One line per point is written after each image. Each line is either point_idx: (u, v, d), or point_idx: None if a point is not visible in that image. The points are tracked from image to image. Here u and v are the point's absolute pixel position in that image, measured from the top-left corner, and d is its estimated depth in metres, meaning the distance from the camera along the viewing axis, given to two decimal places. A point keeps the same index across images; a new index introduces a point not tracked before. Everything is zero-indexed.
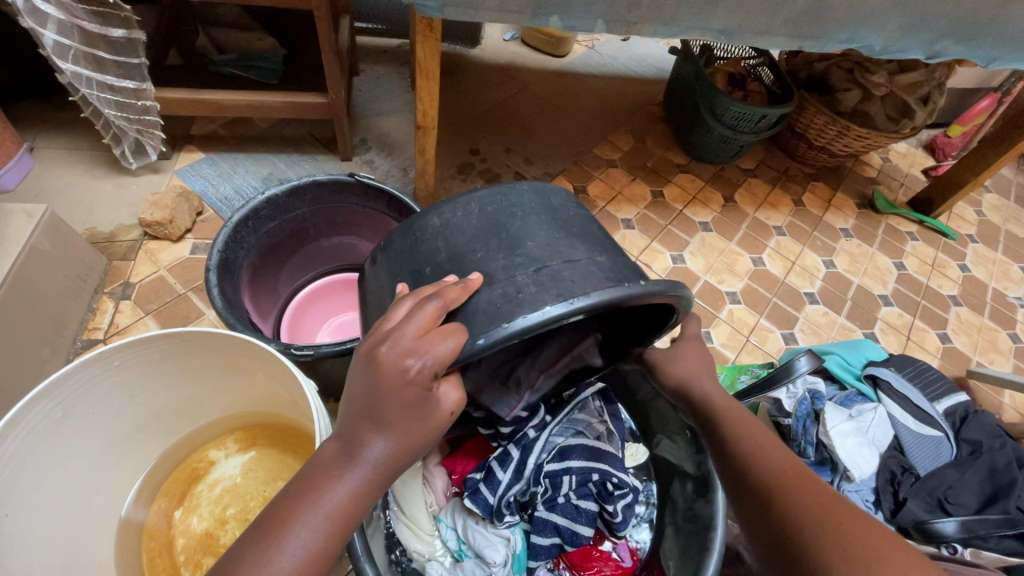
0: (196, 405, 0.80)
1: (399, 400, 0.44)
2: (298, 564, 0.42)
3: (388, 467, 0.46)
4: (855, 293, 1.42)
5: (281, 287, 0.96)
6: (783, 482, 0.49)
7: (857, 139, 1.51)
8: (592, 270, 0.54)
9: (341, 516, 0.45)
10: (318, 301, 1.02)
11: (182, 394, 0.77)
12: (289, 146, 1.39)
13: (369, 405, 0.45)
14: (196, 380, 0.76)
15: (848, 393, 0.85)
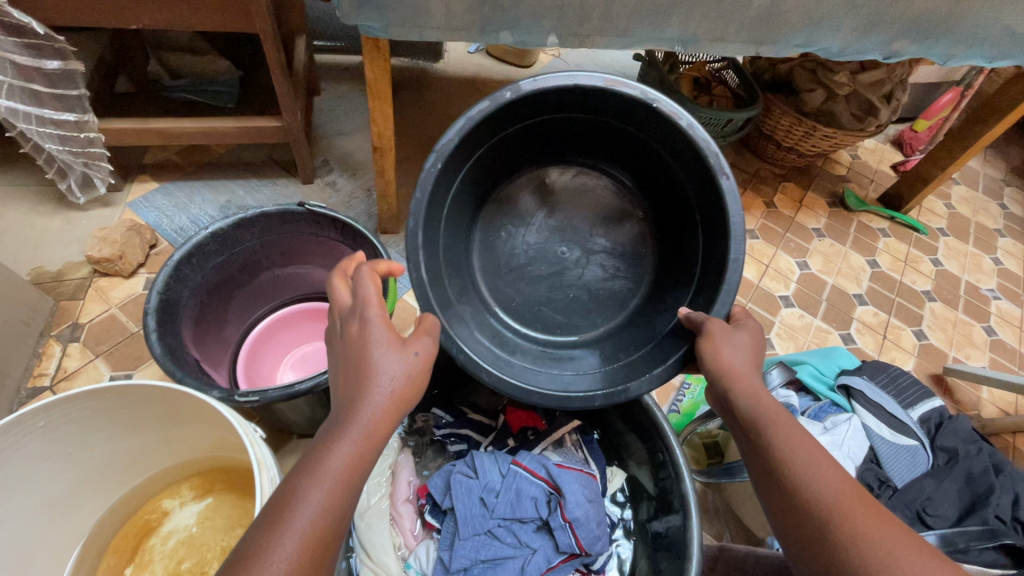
0: (143, 456, 0.76)
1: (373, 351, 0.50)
2: (307, 532, 0.41)
3: (383, 420, 0.48)
4: (829, 294, 1.41)
5: (229, 332, 0.92)
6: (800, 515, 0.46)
7: (824, 138, 1.51)
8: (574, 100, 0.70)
9: (344, 479, 0.44)
10: (270, 342, 0.99)
11: (124, 447, 0.73)
12: (247, 171, 1.36)
13: (347, 372, 0.50)
14: (138, 431, 0.72)
15: (822, 405, 0.84)
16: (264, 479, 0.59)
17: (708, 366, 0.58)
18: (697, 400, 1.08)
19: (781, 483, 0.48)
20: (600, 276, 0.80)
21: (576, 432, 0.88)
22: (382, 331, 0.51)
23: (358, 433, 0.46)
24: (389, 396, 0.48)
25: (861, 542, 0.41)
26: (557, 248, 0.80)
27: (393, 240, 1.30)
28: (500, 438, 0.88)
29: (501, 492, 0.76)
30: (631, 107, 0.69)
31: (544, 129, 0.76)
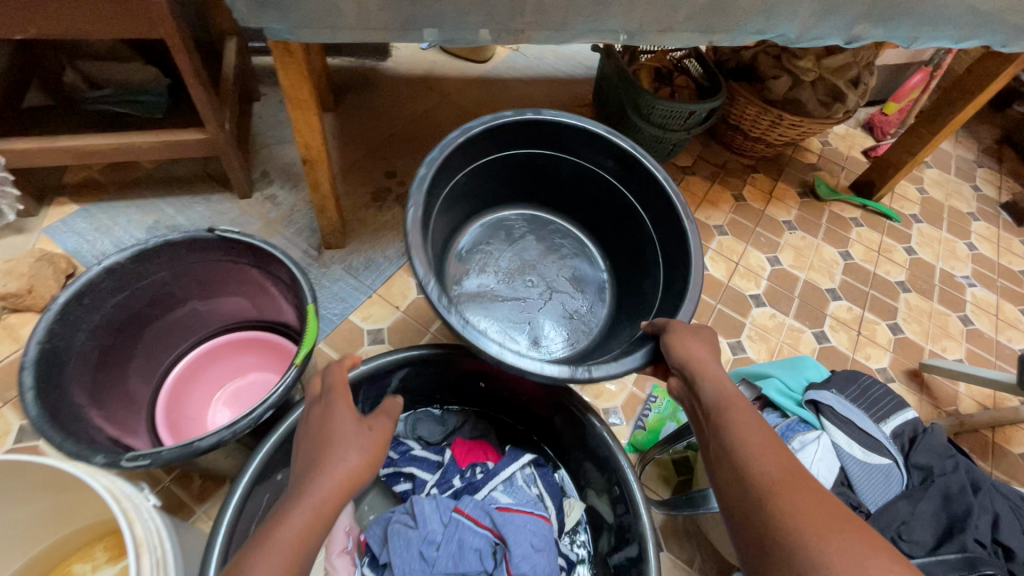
0: (45, 524, 0.69)
1: (335, 425, 0.53)
2: None
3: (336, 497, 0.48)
4: (802, 290, 1.35)
5: (138, 396, 0.83)
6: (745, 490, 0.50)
7: (791, 127, 1.45)
8: (566, 163, 1.04)
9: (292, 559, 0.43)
10: (190, 394, 0.90)
11: (18, 515, 0.66)
12: (178, 187, 1.26)
13: (305, 454, 0.52)
14: (33, 498, 0.65)
15: (790, 423, 0.78)
16: (144, 562, 0.51)
17: (674, 354, 0.66)
18: (663, 416, 1.03)
19: (734, 466, 0.52)
20: (559, 308, 1.07)
21: (528, 465, 0.84)
22: (345, 410, 0.56)
23: (314, 503, 0.46)
24: (345, 467, 0.50)
25: (797, 526, 0.45)
26: (522, 279, 1.09)
27: (339, 256, 1.21)
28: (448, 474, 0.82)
29: (442, 545, 0.70)
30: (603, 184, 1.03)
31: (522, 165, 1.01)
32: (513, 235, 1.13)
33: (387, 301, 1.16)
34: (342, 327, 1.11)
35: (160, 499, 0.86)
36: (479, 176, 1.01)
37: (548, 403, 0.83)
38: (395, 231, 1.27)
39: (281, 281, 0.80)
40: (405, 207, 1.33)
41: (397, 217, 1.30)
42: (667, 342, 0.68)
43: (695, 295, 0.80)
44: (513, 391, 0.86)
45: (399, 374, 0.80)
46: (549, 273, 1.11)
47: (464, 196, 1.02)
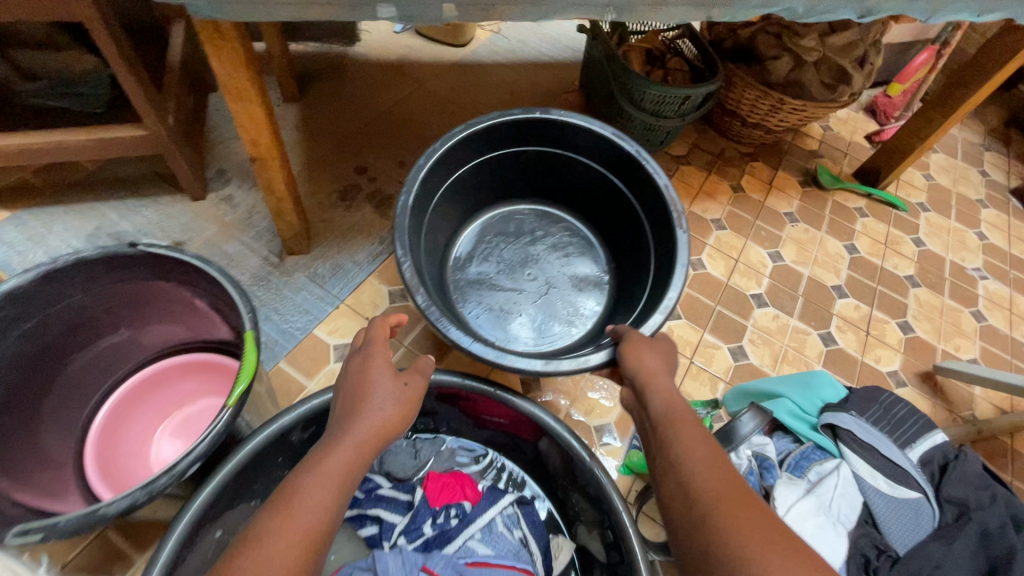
0: None
1: (369, 384, 0.58)
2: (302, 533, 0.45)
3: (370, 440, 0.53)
4: (806, 288, 1.26)
5: (59, 446, 0.72)
6: (687, 504, 0.47)
7: (793, 112, 1.35)
8: (574, 162, 0.98)
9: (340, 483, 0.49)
10: (127, 428, 0.80)
11: None
12: (122, 190, 1.13)
13: (349, 395, 0.58)
14: None
15: (805, 450, 0.69)
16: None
17: (628, 366, 0.62)
18: None
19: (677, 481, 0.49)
20: (557, 304, 0.96)
21: (512, 503, 0.74)
22: (383, 364, 0.61)
23: (350, 447, 0.52)
24: (377, 419, 0.54)
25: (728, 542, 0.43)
26: (521, 272, 0.99)
27: (303, 262, 1.10)
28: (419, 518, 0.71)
29: None
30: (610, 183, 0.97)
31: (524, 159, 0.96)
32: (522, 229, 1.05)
33: (357, 311, 1.05)
34: (306, 343, 1.00)
35: (94, 549, 0.76)
36: (488, 169, 0.97)
37: (530, 430, 0.74)
38: (365, 233, 1.16)
39: (219, 302, 0.69)
40: (377, 206, 1.21)
41: (367, 217, 1.19)
42: (621, 352, 0.64)
43: (672, 300, 0.73)
44: (492, 417, 0.77)
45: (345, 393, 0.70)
46: (549, 268, 1.00)
47: (470, 187, 0.97)
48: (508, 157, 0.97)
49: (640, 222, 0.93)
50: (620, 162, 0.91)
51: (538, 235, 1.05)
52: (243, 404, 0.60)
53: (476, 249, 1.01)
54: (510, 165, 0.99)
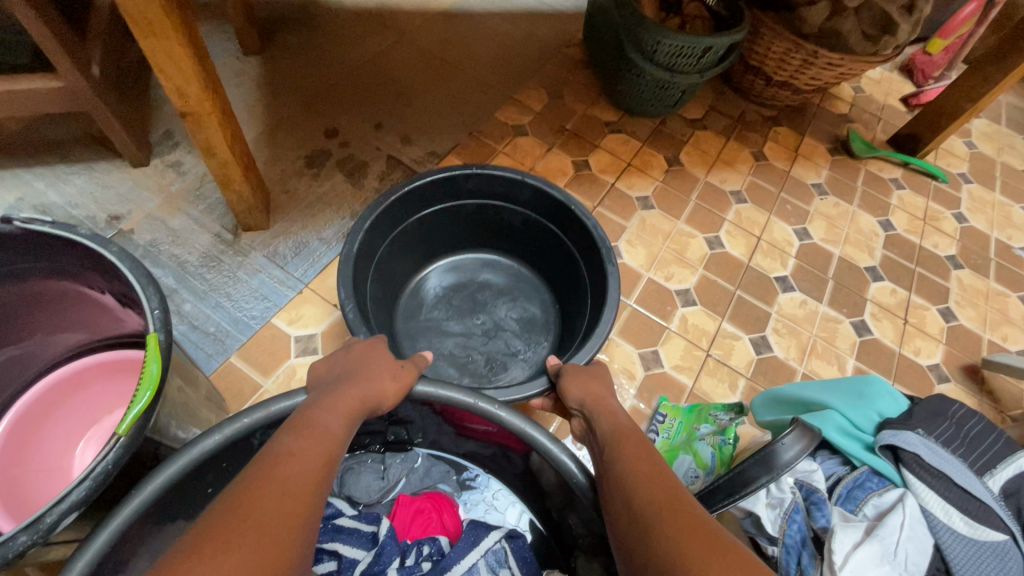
0: None
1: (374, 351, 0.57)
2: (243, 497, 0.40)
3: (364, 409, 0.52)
4: (837, 270, 1.12)
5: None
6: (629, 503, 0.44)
7: (827, 68, 1.19)
8: (522, 214, 0.89)
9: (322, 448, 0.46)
10: (38, 441, 0.67)
11: None
12: (50, 154, 0.98)
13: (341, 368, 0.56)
14: None
15: (860, 476, 0.55)
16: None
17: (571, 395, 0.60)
18: (676, 443, 0.78)
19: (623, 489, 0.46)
20: (504, 349, 0.89)
21: (500, 536, 0.61)
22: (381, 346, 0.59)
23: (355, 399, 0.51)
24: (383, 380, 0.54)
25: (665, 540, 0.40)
26: (469, 317, 0.92)
27: (262, 239, 0.95)
28: (387, 555, 0.58)
29: None
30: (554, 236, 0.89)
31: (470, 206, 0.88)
32: (472, 279, 0.97)
33: (323, 297, 0.91)
34: (262, 334, 0.86)
35: None
36: (432, 221, 0.88)
37: (522, 450, 0.61)
38: (334, 205, 1.01)
39: (127, 294, 0.55)
40: (349, 174, 1.06)
41: (338, 187, 1.03)
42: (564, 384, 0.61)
43: (603, 333, 0.68)
44: (475, 431, 0.63)
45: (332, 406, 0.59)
46: (497, 311, 0.94)
47: (415, 240, 0.88)
48: (447, 211, 0.88)
49: (581, 269, 0.86)
50: (561, 210, 0.83)
51: (485, 279, 0.96)
52: (141, 429, 0.46)
53: (424, 299, 0.93)
54: (455, 215, 0.89)
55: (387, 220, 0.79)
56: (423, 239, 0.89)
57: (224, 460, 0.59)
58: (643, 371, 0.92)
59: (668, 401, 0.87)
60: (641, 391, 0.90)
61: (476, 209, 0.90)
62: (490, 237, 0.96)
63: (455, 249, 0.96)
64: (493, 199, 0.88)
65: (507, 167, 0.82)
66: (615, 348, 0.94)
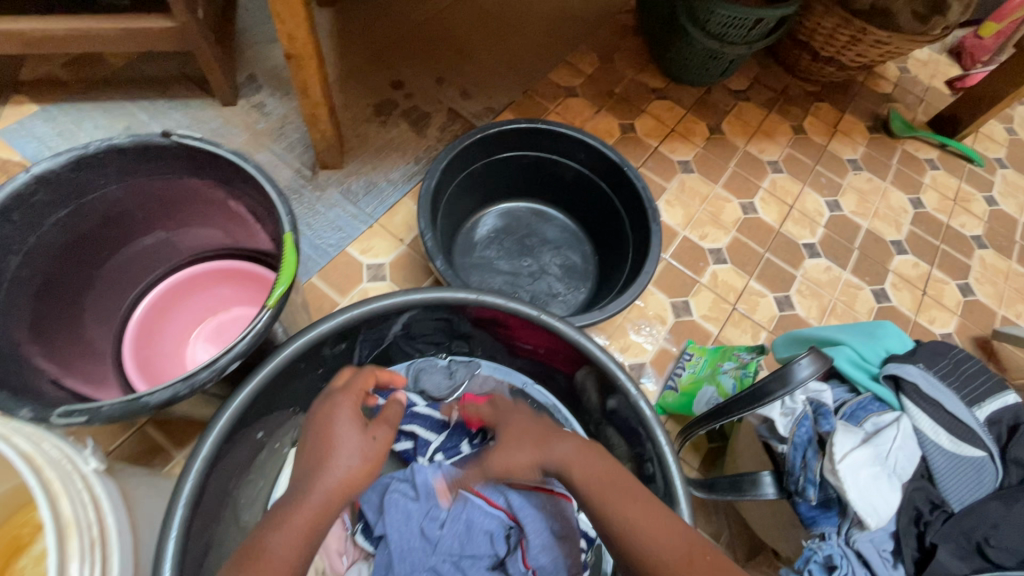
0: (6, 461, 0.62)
1: (336, 429, 0.50)
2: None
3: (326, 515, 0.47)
4: (863, 241, 1.18)
5: (99, 335, 0.72)
6: None
7: (874, 46, 1.22)
8: (573, 171, 0.98)
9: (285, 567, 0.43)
10: (162, 329, 0.79)
11: None
12: (150, 90, 1.08)
13: (306, 450, 0.50)
14: None
15: (863, 400, 0.64)
16: (70, 545, 0.42)
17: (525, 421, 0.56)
18: (700, 377, 0.88)
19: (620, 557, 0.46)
20: (546, 290, 0.99)
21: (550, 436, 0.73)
22: (349, 415, 0.51)
23: (316, 506, 0.46)
24: (349, 470, 0.48)
25: None
26: (516, 260, 1.02)
27: (337, 177, 1.05)
28: (456, 432, 0.72)
29: (446, 523, 0.63)
30: (601, 195, 0.98)
31: (528, 158, 0.97)
32: (522, 227, 1.05)
33: (391, 232, 1.01)
34: (338, 260, 0.97)
35: (133, 444, 0.76)
36: (493, 169, 0.97)
37: (569, 360, 0.70)
38: (400, 151, 1.10)
39: (256, 204, 0.66)
40: (413, 124, 1.14)
41: (403, 135, 1.12)
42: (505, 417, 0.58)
43: (643, 282, 0.81)
44: (529, 344, 0.73)
45: (407, 317, 0.70)
46: (543, 257, 1.02)
47: (477, 185, 0.98)
48: (507, 160, 0.97)
49: (622, 224, 0.95)
50: (610, 170, 0.93)
51: (533, 228, 1.05)
52: (282, 304, 0.57)
53: (478, 239, 1.02)
54: (514, 165, 0.99)
55: (456, 161, 0.89)
56: (483, 186, 0.99)
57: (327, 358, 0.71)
58: (673, 317, 1.01)
59: (695, 344, 0.97)
60: (670, 334, 0.99)
61: (533, 162, 0.99)
62: (542, 191, 1.05)
63: (509, 198, 1.05)
64: (549, 155, 0.97)
65: (566, 124, 0.91)
66: (649, 296, 1.03)
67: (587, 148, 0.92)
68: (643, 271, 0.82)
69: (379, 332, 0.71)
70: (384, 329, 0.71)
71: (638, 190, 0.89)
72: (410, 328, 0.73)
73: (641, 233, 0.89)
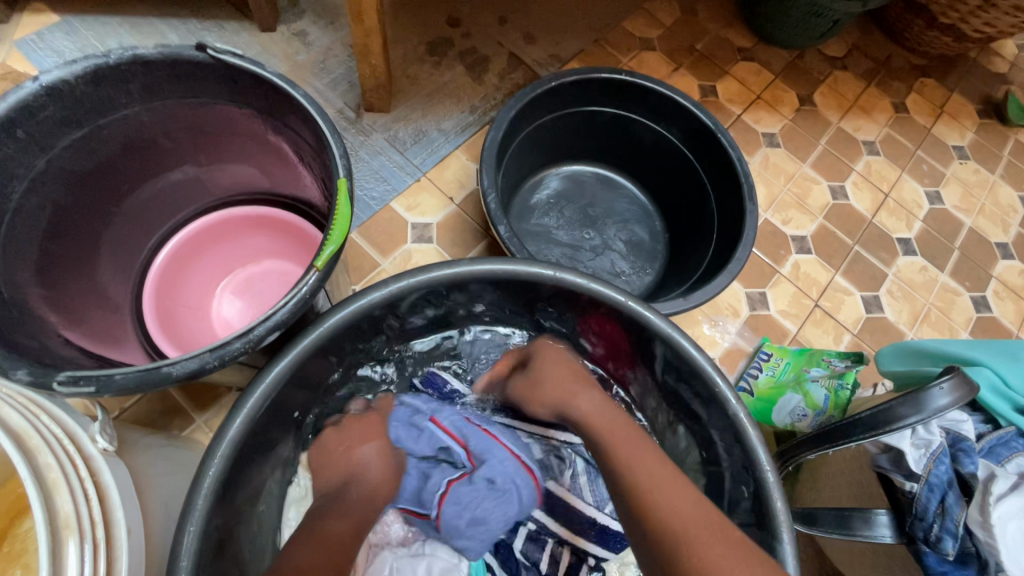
0: None
1: None
2: None
3: None
4: (965, 241, 1.04)
5: (117, 280, 0.64)
6: None
7: (1009, 14, 1.04)
8: (654, 134, 0.85)
9: None
10: (184, 278, 0.70)
11: None
12: (182, 7, 0.97)
13: None
14: None
15: (1005, 435, 0.53)
16: (69, 549, 0.34)
17: None
18: (782, 381, 0.78)
19: None
20: (609, 267, 0.87)
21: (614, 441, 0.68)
22: None
23: None
24: None
25: None
26: (577, 231, 0.90)
27: (383, 122, 0.94)
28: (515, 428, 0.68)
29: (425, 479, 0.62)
30: (684, 164, 0.85)
31: (604, 115, 0.85)
32: (585, 194, 0.93)
33: (439, 188, 0.91)
34: (381, 216, 0.87)
35: (152, 402, 0.69)
36: (562, 124, 0.85)
37: (651, 355, 0.61)
38: (454, 98, 0.98)
39: (303, 142, 0.56)
40: (470, 67, 1.01)
41: (457, 80, 1.00)
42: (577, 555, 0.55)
43: (734, 270, 0.69)
44: (603, 331, 0.63)
45: (467, 288, 0.59)
46: (607, 230, 0.90)
47: (543, 141, 0.86)
48: (582, 114, 0.85)
49: (706, 201, 0.83)
50: (700, 135, 0.80)
51: (598, 196, 0.93)
52: (332, 266, 0.47)
53: (536, 203, 0.91)
54: (586, 122, 0.87)
55: (526, 110, 0.77)
56: (549, 142, 0.87)
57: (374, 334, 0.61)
58: (748, 310, 0.90)
59: (772, 343, 0.86)
60: (744, 330, 0.88)
61: (609, 120, 0.86)
62: (613, 155, 0.92)
63: (573, 160, 0.93)
64: (629, 113, 0.84)
65: (658, 79, 0.79)
66: None
67: (677, 108, 0.80)
68: (735, 256, 0.70)
69: (434, 303, 0.61)
70: (440, 301, 0.61)
71: (732, 162, 0.76)
72: (467, 302, 0.63)
73: (732, 211, 0.77)
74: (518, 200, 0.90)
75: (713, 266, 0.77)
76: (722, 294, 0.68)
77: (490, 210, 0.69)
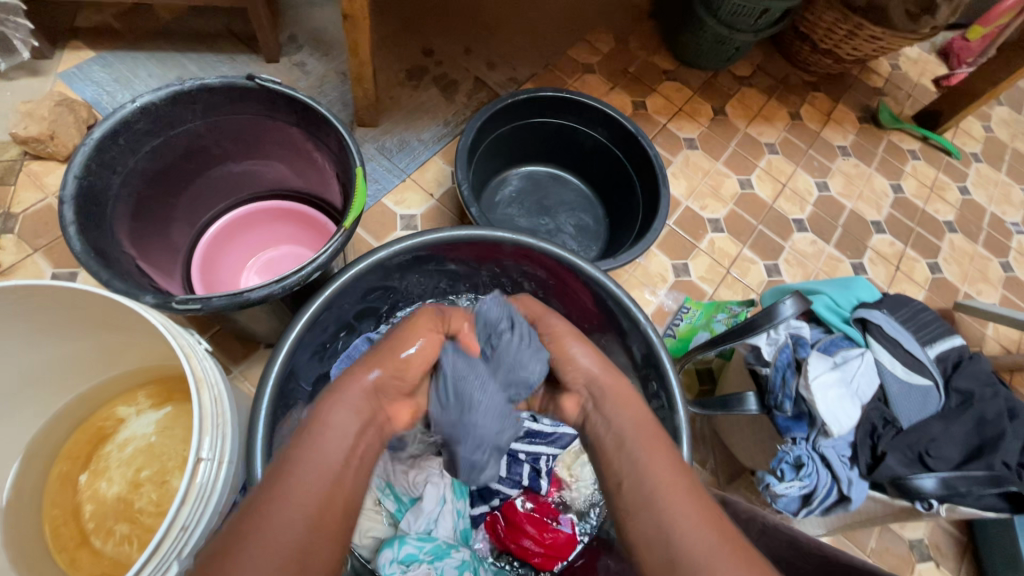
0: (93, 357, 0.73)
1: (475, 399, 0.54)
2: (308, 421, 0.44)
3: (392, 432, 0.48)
4: (847, 220, 1.30)
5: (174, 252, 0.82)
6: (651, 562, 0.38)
7: (868, 41, 1.31)
8: (592, 139, 1.08)
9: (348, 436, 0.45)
10: (219, 258, 0.87)
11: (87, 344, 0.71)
12: (198, 44, 1.15)
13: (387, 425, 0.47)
14: (87, 333, 0.69)
15: (835, 338, 0.76)
16: (202, 435, 0.54)
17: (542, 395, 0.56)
18: (696, 325, 1.00)
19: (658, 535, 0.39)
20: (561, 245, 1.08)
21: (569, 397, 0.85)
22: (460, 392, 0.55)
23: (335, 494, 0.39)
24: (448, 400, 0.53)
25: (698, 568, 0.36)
26: (535, 218, 1.11)
27: (372, 135, 1.14)
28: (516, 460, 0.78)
29: None
30: (616, 162, 1.07)
31: (550, 124, 1.07)
32: (539, 188, 1.15)
33: (422, 186, 1.11)
34: (375, 210, 1.07)
35: None
36: (520, 132, 1.07)
37: (586, 298, 0.82)
38: (430, 114, 1.19)
39: (324, 145, 0.75)
40: (442, 89, 1.23)
41: (432, 100, 1.21)
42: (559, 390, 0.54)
43: (651, 238, 0.91)
44: (553, 283, 0.84)
45: (448, 251, 0.79)
46: (559, 217, 1.12)
47: (504, 147, 1.08)
48: (534, 125, 1.07)
49: (634, 191, 1.05)
50: (626, 139, 1.03)
51: (551, 190, 1.15)
52: (354, 228, 0.67)
53: (501, 197, 1.12)
54: (537, 131, 1.09)
55: (488, 122, 0.98)
56: (508, 148, 1.09)
57: (377, 290, 0.81)
58: (673, 276, 1.12)
59: (692, 300, 1.08)
60: (671, 293, 1.10)
61: (555, 129, 1.09)
62: (561, 156, 1.15)
63: (529, 162, 1.16)
64: (570, 121, 1.06)
65: (591, 96, 1.01)
66: (652, 257, 1.14)
67: (607, 117, 1.02)
68: (652, 229, 0.92)
69: (424, 264, 0.81)
70: (428, 261, 0.81)
71: (650, 159, 0.99)
72: (449, 263, 0.83)
73: (651, 197, 1.00)
74: (487, 196, 1.11)
75: (638, 236, 0.99)
76: (642, 256, 0.90)
77: (464, 197, 0.89)
